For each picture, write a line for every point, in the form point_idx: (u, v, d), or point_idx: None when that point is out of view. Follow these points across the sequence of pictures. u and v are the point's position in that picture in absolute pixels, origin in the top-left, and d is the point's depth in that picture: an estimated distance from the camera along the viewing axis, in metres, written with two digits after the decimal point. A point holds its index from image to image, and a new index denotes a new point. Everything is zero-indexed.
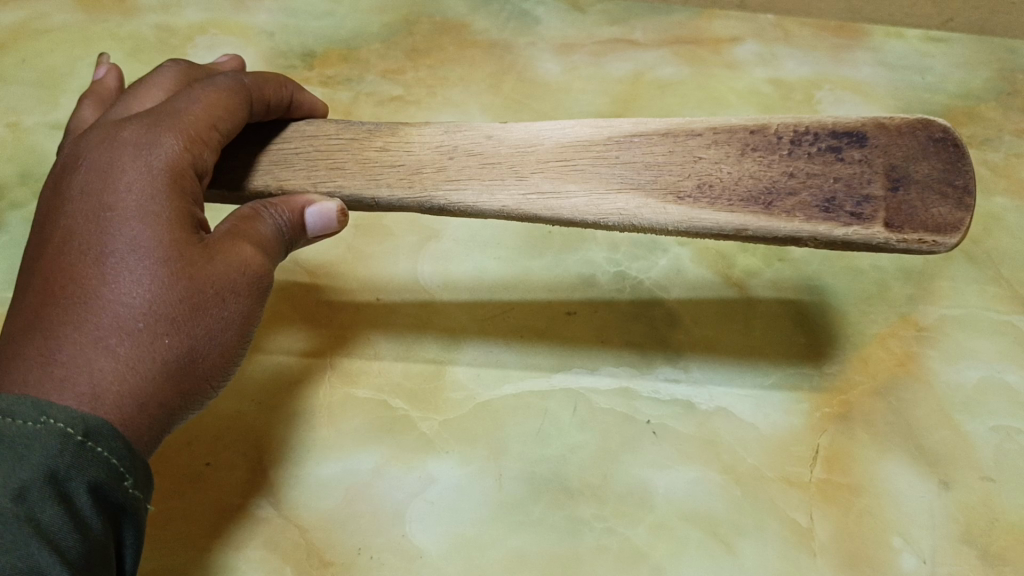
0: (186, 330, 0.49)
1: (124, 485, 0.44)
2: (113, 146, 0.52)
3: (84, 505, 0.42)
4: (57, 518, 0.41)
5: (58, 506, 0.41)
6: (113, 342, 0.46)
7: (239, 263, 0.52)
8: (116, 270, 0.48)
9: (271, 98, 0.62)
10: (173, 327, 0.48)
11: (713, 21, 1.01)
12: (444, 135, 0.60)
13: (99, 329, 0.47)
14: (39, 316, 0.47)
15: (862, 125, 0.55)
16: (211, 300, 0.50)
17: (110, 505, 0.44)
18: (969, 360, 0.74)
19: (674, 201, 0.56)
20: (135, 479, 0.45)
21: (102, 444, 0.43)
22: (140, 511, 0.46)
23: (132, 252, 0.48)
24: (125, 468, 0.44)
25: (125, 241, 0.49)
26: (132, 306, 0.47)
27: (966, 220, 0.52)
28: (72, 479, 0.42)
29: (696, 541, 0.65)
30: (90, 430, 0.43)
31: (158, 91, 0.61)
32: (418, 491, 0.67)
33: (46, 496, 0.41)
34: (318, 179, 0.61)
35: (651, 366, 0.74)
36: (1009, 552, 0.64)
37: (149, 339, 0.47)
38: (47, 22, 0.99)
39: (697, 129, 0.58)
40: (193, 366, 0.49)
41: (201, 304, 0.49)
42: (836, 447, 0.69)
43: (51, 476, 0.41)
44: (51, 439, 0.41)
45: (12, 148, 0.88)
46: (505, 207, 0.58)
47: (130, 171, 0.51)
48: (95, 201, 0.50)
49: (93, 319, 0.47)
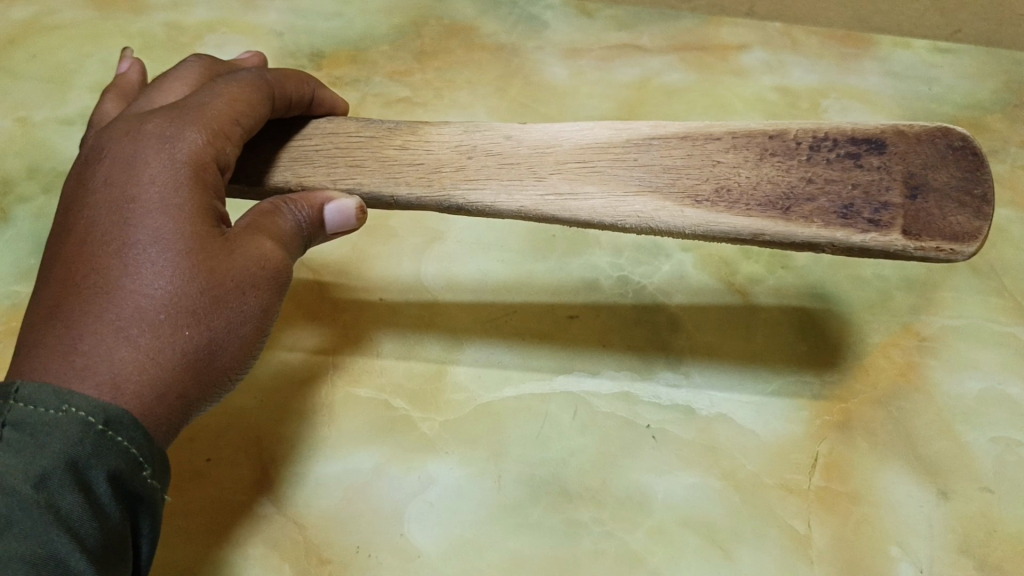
0: (206, 323, 0.49)
1: (142, 475, 0.45)
2: (137, 138, 0.53)
3: (103, 493, 0.43)
4: (77, 506, 0.41)
5: (78, 494, 0.41)
6: (134, 332, 0.47)
7: (259, 258, 0.52)
8: (138, 261, 0.48)
9: (293, 95, 0.63)
10: (194, 319, 0.49)
11: (720, 29, 1.01)
12: (463, 135, 0.61)
13: (121, 319, 0.47)
14: (61, 306, 0.47)
15: (882, 133, 0.55)
16: (231, 292, 0.50)
17: (127, 494, 0.44)
18: (971, 370, 0.74)
19: (691, 205, 0.56)
20: (153, 469, 0.45)
21: (123, 434, 0.44)
22: (157, 501, 0.46)
23: (154, 243, 0.49)
24: (143, 458, 0.45)
25: (147, 232, 0.49)
26: (154, 296, 0.48)
27: (983, 229, 0.52)
28: (92, 468, 0.42)
29: (692, 546, 0.65)
30: (111, 419, 0.44)
31: (181, 85, 0.62)
32: (418, 491, 0.67)
33: (66, 483, 0.41)
34: (337, 176, 0.61)
35: (652, 370, 0.74)
36: (1006, 563, 0.64)
37: (170, 330, 0.48)
38: (58, 18, 0.99)
39: (716, 133, 0.58)
40: (212, 358, 0.49)
41: (221, 296, 0.50)
42: (836, 454, 0.69)
43: (71, 464, 0.41)
44: (72, 427, 0.42)
45: (21, 142, 0.89)
46: (523, 207, 0.58)
47: (153, 163, 0.51)
48: (118, 192, 0.51)
49: (114, 308, 0.47)
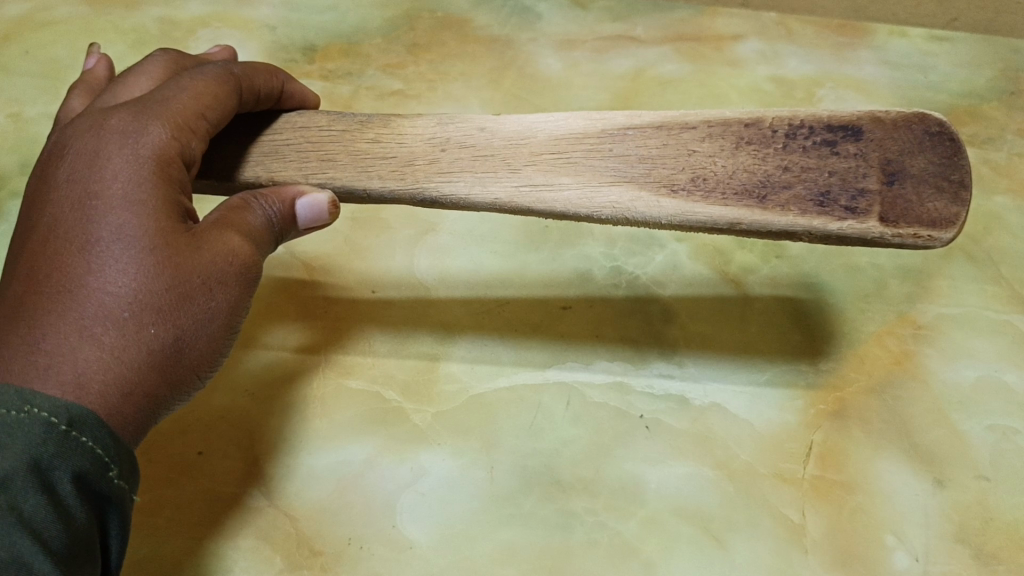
0: (172, 320, 0.49)
1: (109, 475, 0.45)
2: (99, 134, 0.52)
3: (68, 494, 0.43)
4: (41, 508, 0.41)
5: (42, 496, 0.41)
6: (98, 330, 0.47)
7: (227, 253, 0.52)
8: (102, 258, 0.48)
9: (261, 87, 0.62)
10: (159, 316, 0.48)
11: (715, 19, 1.01)
12: (437, 127, 0.60)
13: (85, 317, 0.47)
14: (24, 304, 0.47)
15: (858, 119, 0.55)
16: (197, 289, 0.50)
17: (94, 495, 0.44)
18: (967, 359, 0.73)
19: (668, 194, 0.56)
20: (120, 469, 0.45)
21: (86, 433, 0.44)
22: (126, 501, 0.46)
23: (118, 240, 0.49)
24: (109, 458, 0.45)
25: (110, 229, 0.49)
26: (118, 294, 0.48)
27: (962, 215, 0.52)
28: (56, 469, 0.42)
29: (686, 536, 0.64)
30: (75, 418, 0.43)
31: (147, 80, 0.61)
32: (409, 483, 0.67)
33: (29, 485, 0.41)
34: (309, 170, 0.61)
35: (646, 361, 0.73)
36: (1003, 552, 0.64)
37: (134, 328, 0.47)
38: (52, 14, 0.99)
39: (691, 122, 0.57)
40: (178, 355, 0.49)
41: (187, 293, 0.50)
42: (831, 444, 0.69)
43: (35, 464, 0.41)
44: (35, 428, 0.42)
45: (12, 138, 0.88)
46: (498, 199, 0.58)
47: (116, 158, 0.51)
48: (81, 188, 0.50)
49: (78, 308, 0.47)
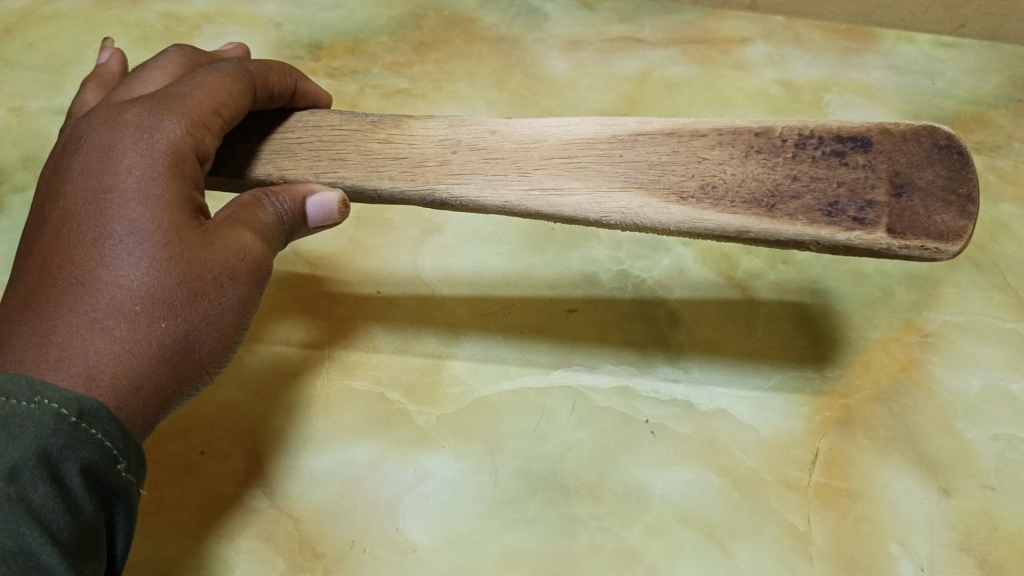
0: (183, 315, 0.49)
1: (117, 468, 0.44)
2: (115, 127, 0.52)
3: (76, 487, 0.42)
4: (49, 499, 0.41)
5: (50, 487, 0.41)
6: (110, 324, 0.46)
7: (238, 250, 0.51)
8: (115, 251, 0.48)
9: (275, 86, 0.62)
10: (170, 311, 0.48)
11: (723, 22, 1.00)
12: (448, 129, 0.60)
13: (96, 310, 0.46)
14: (36, 295, 0.47)
15: (867, 131, 0.55)
16: (209, 285, 0.50)
17: (101, 488, 0.44)
18: (973, 367, 0.73)
19: (677, 201, 0.55)
20: (128, 462, 0.45)
21: (96, 426, 0.43)
22: (133, 495, 0.46)
23: (131, 234, 0.48)
24: (117, 451, 0.44)
25: (124, 222, 0.48)
26: (130, 288, 0.47)
27: (968, 228, 0.52)
28: (65, 461, 0.41)
29: (691, 542, 0.64)
30: (84, 411, 0.43)
31: (161, 75, 0.61)
32: (413, 485, 0.67)
33: (37, 476, 0.40)
34: (320, 169, 0.60)
35: (651, 365, 0.73)
36: (1008, 562, 0.64)
37: (146, 322, 0.47)
38: (57, 8, 0.99)
39: (702, 130, 0.57)
40: (188, 351, 0.49)
41: (198, 289, 0.49)
42: (836, 451, 0.68)
43: (44, 456, 0.41)
44: (45, 419, 0.41)
45: (16, 132, 0.88)
46: (508, 202, 0.57)
47: (131, 152, 0.51)
48: (95, 181, 0.50)
49: (89, 300, 0.46)
